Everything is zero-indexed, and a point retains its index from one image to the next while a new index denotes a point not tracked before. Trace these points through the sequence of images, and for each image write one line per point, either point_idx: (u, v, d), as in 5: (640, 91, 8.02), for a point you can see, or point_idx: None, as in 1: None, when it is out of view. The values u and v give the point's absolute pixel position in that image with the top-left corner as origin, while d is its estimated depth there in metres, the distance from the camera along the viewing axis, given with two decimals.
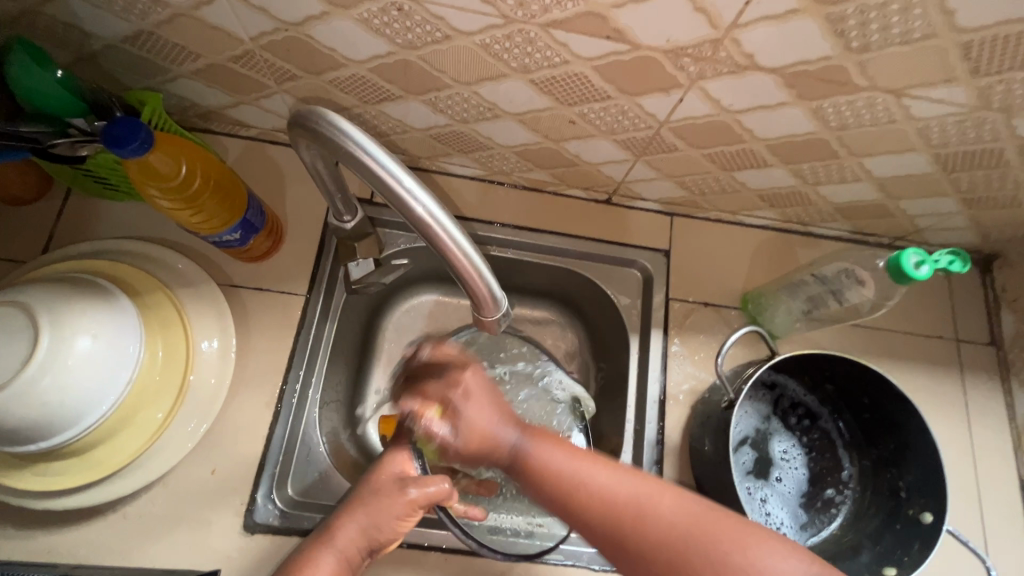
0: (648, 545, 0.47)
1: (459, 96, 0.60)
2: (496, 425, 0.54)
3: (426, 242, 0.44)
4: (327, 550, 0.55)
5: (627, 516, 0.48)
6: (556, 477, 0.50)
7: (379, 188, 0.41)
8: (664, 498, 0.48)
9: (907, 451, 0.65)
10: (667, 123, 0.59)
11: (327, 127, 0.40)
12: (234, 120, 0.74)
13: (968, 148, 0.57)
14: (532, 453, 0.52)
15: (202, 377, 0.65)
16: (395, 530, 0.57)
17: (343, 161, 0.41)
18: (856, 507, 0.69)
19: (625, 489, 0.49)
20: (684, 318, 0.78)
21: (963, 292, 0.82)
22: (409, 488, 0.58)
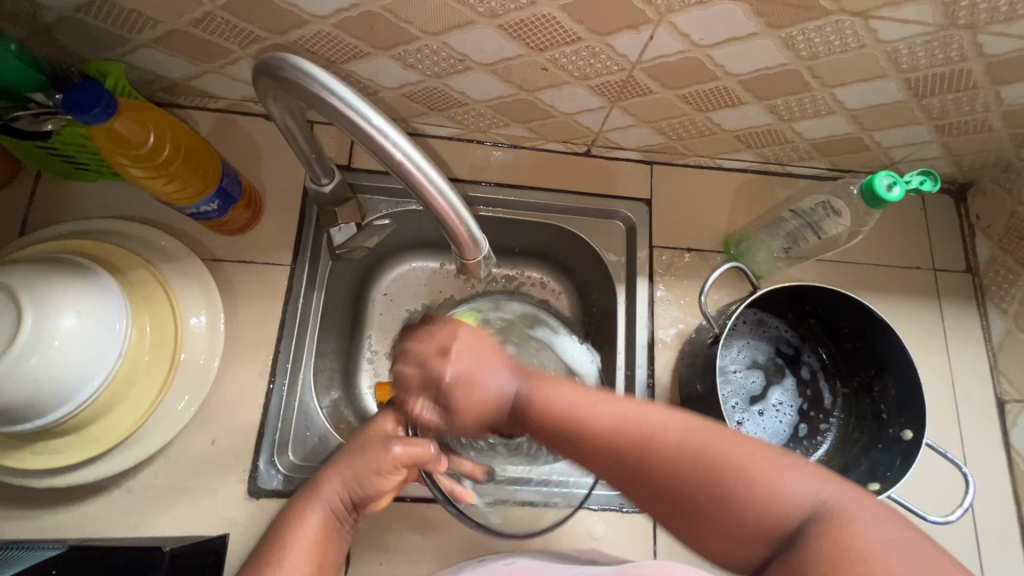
0: (652, 471, 0.43)
1: (429, 48, 0.60)
2: (489, 376, 0.51)
3: (400, 182, 0.44)
4: (314, 505, 0.53)
5: (629, 440, 0.44)
6: (556, 417, 0.48)
7: (349, 128, 0.41)
8: (655, 414, 0.45)
9: (888, 374, 0.67)
10: (640, 63, 0.59)
11: (286, 67, 0.40)
12: (202, 92, 0.72)
13: (938, 71, 0.58)
14: (534, 395, 0.49)
15: (191, 358, 0.64)
16: (383, 485, 0.55)
17: (307, 102, 0.41)
18: (841, 433, 0.71)
19: (631, 417, 0.46)
20: (668, 265, 0.79)
21: (938, 222, 0.84)
22: (394, 445, 0.55)
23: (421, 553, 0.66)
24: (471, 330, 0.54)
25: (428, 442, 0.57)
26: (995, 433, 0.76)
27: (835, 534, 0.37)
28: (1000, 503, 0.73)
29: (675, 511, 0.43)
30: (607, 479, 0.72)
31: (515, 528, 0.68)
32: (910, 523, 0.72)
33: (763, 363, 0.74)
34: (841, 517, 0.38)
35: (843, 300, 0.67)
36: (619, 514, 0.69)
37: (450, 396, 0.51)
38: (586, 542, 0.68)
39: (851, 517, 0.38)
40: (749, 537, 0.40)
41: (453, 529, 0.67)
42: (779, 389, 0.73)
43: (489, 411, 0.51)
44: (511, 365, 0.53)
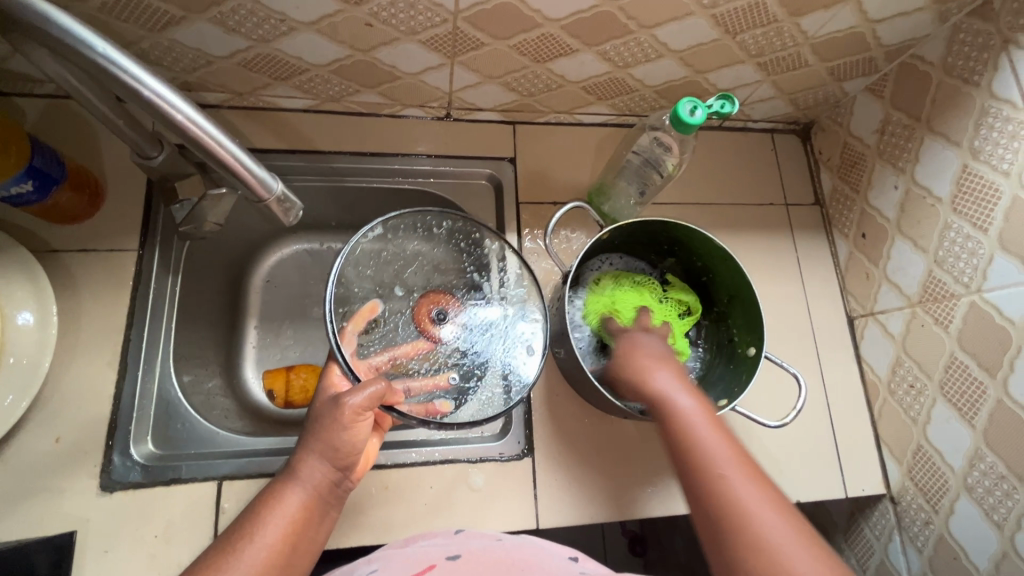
0: (746, 553, 0.45)
1: (244, 9, 0.58)
2: (663, 385, 0.57)
3: (171, 132, 0.44)
4: (293, 485, 0.55)
5: (740, 516, 0.47)
6: (704, 452, 0.51)
7: (103, 75, 0.40)
8: (741, 476, 0.49)
9: (736, 299, 0.72)
10: (459, 12, 0.60)
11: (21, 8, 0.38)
12: (22, 77, 0.68)
13: (737, 5, 0.61)
14: (670, 398, 0.56)
15: (13, 358, 0.59)
16: (352, 439, 0.57)
17: (54, 47, 0.39)
18: (706, 364, 0.74)
19: (752, 499, 0.47)
20: (536, 219, 0.81)
21: (788, 161, 0.90)
22: (345, 397, 0.55)
23: None
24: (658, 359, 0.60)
25: (375, 382, 0.57)
26: (847, 348, 0.82)
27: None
28: (854, 412, 0.79)
29: (707, 532, 0.48)
30: (488, 431, 0.73)
31: (395, 489, 0.68)
32: (775, 438, 0.76)
33: None
34: None
35: (687, 234, 0.71)
36: (498, 462, 0.70)
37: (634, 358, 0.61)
38: (466, 495, 0.68)
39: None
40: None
41: None
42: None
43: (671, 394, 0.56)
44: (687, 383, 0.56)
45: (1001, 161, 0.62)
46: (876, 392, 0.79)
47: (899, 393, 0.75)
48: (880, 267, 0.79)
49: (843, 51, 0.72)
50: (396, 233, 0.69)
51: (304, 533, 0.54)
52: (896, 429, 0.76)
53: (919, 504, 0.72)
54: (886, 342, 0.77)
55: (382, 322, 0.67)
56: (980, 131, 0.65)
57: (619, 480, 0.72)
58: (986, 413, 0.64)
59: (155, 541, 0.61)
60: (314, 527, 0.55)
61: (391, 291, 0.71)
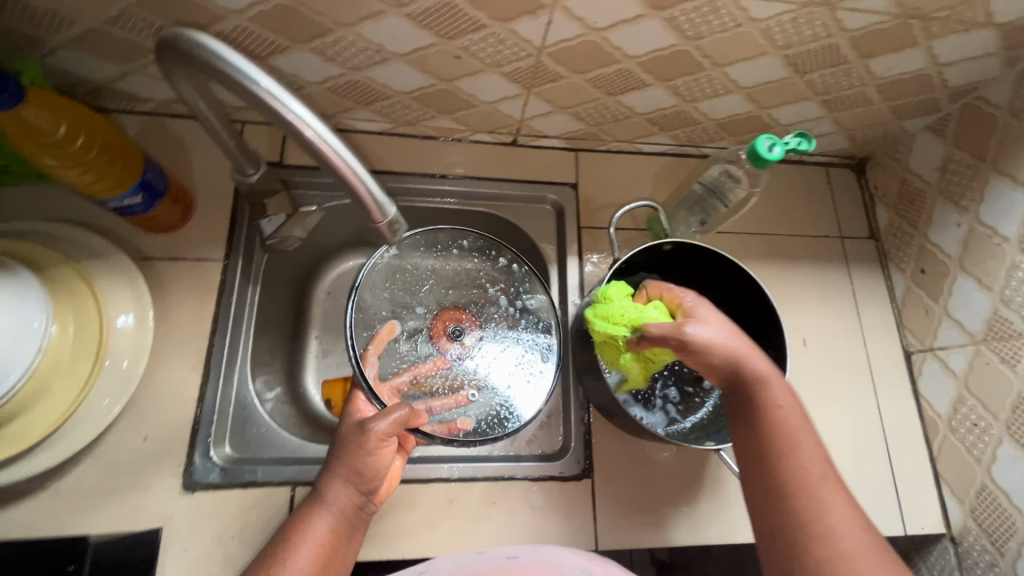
0: (802, 521, 0.48)
1: (345, 40, 0.63)
2: (749, 354, 0.53)
3: (315, 161, 0.46)
4: (322, 509, 0.58)
5: (809, 489, 0.49)
6: (785, 427, 0.52)
7: (262, 109, 0.44)
8: (817, 462, 0.51)
9: (766, 368, 0.70)
10: (545, 48, 0.63)
11: (203, 54, 0.42)
12: (127, 95, 0.73)
13: (811, 46, 0.64)
14: (756, 373, 0.53)
15: (114, 361, 0.63)
16: (376, 465, 0.60)
17: (226, 85, 0.44)
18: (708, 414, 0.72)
19: (823, 483, 0.50)
20: (596, 244, 0.83)
21: (842, 194, 0.91)
22: (370, 423, 0.59)
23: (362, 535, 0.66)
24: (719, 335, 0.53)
25: (396, 411, 0.61)
26: (904, 383, 0.82)
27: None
28: (911, 448, 0.79)
29: (767, 496, 0.51)
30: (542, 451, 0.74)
31: (457, 503, 0.69)
32: (831, 469, 0.76)
33: None
34: None
35: (747, 278, 0.69)
36: (559, 481, 0.72)
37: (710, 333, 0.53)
38: (526, 512, 0.70)
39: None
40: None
41: (394, 509, 0.68)
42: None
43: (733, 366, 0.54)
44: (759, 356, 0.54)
45: None
46: (935, 429, 0.79)
47: (960, 430, 0.75)
48: (939, 303, 0.79)
49: (908, 92, 0.74)
50: (411, 250, 0.77)
51: (334, 554, 0.57)
52: (958, 468, 0.75)
53: (983, 545, 0.71)
54: (947, 379, 0.77)
55: (400, 341, 0.76)
56: None
57: (676, 504, 0.73)
58: None
59: (232, 541, 0.63)
60: (342, 552, 0.58)
61: (411, 311, 0.79)
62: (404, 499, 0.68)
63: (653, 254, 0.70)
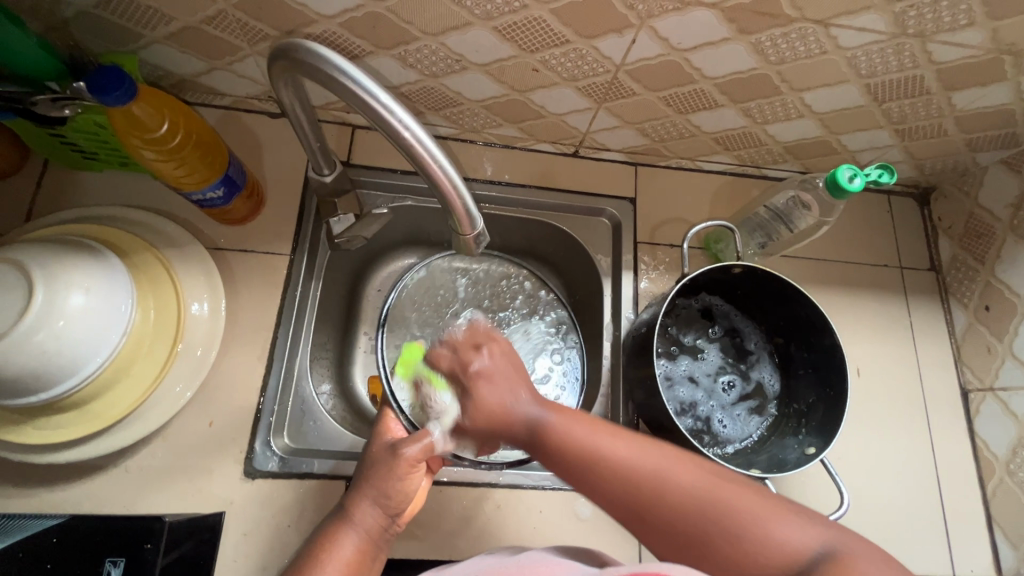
0: (672, 509, 0.47)
1: (427, 49, 0.64)
2: (510, 397, 0.56)
3: (420, 175, 0.46)
4: (347, 529, 0.56)
5: (636, 475, 0.49)
6: (574, 448, 0.51)
7: (372, 116, 0.44)
8: (651, 466, 0.49)
9: (822, 403, 0.70)
10: (624, 66, 0.64)
11: (327, 68, 0.43)
12: (208, 89, 0.75)
13: (894, 76, 0.63)
14: (552, 425, 0.53)
15: (189, 348, 0.66)
16: (404, 488, 0.59)
17: (344, 98, 0.43)
18: (759, 444, 0.72)
19: (638, 460, 0.49)
20: (652, 260, 0.83)
21: (904, 223, 0.90)
22: (402, 448, 0.59)
23: (413, 533, 0.67)
24: (494, 360, 0.59)
25: (431, 434, 0.60)
26: (959, 421, 0.80)
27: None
28: (964, 488, 0.77)
29: (655, 528, 0.48)
30: None
31: (505, 509, 0.70)
32: (881, 503, 0.75)
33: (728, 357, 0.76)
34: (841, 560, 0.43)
35: (814, 317, 0.69)
36: None
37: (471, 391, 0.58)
38: (572, 523, 0.70)
39: (857, 559, 0.43)
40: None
41: (443, 511, 0.69)
42: (738, 373, 0.76)
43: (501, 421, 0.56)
44: (529, 390, 0.57)
45: None
46: (990, 470, 0.77)
47: (1019, 474, 0.73)
48: (1003, 343, 0.77)
49: (987, 125, 0.72)
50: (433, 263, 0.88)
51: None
52: (1015, 513, 0.73)
53: None
54: (1008, 420, 0.76)
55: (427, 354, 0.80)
56: None
57: None
58: None
59: (288, 529, 0.65)
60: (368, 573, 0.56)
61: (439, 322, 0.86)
62: (453, 501, 0.69)
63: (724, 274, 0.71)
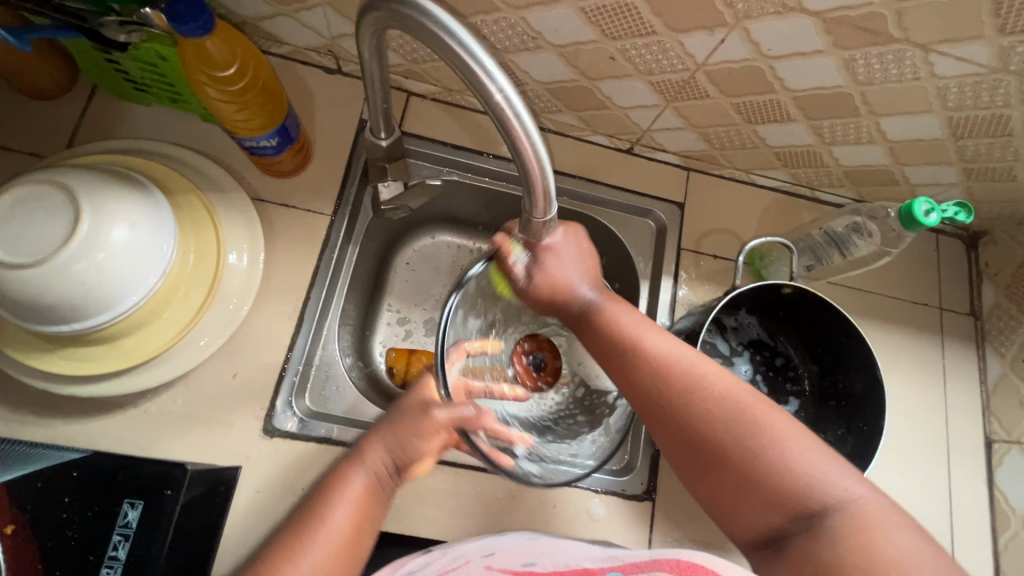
0: (704, 409, 0.51)
1: (506, 21, 0.61)
2: (575, 281, 0.60)
3: (506, 145, 0.43)
4: (357, 469, 0.56)
5: (674, 370, 0.53)
6: (623, 336, 0.57)
7: (471, 83, 0.40)
8: (717, 382, 0.52)
9: (853, 436, 0.69)
10: (705, 66, 0.61)
11: (428, 21, 0.39)
12: (268, 35, 0.73)
13: (979, 113, 0.61)
14: (607, 313, 0.59)
15: (223, 299, 0.64)
16: (422, 446, 0.57)
17: (441, 57, 0.40)
18: None
19: (687, 362, 0.54)
20: (693, 268, 0.82)
21: (949, 264, 0.88)
22: (433, 407, 0.58)
23: (425, 514, 0.67)
24: (564, 234, 0.58)
25: (465, 404, 0.59)
26: (980, 470, 0.80)
27: (858, 535, 0.43)
28: (976, 535, 0.77)
29: (694, 444, 0.51)
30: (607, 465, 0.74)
31: (519, 499, 0.69)
32: None
33: (761, 377, 0.76)
34: (863, 517, 0.44)
35: (858, 349, 0.69)
36: (620, 498, 0.71)
37: (537, 267, 0.58)
38: (585, 522, 0.69)
39: (874, 521, 0.44)
40: (765, 506, 0.48)
41: (457, 494, 0.68)
42: (726, 376, 0.75)
43: (561, 293, 0.60)
44: (595, 277, 0.62)
45: None
46: (1006, 521, 0.76)
47: None
48: None
49: None
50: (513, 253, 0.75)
51: (366, 520, 0.54)
52: None
53: None
54: None
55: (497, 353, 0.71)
56: None
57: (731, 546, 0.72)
58: None
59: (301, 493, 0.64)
60: (368, 522, 0.55)
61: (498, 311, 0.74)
62: (467, 486, 0.68)
63: (770, 289, 0.70)
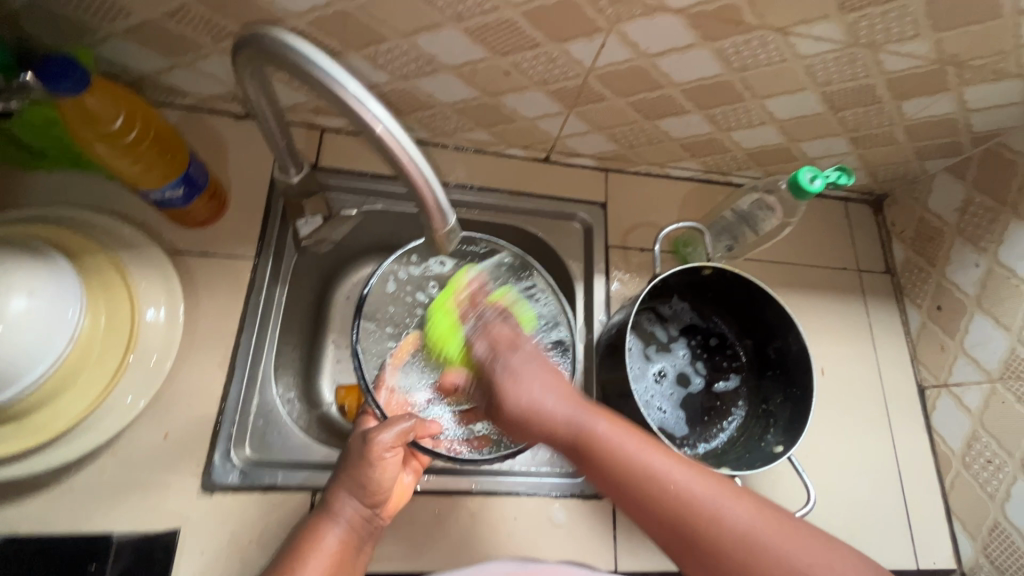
0: (661, 506, 0.50)
1: (398, 49, 0.63)
2: (542, 394, 0.55)
3: (391, 167, 0.44)
4: (330, 524, 0.56)
5: (675, 500, 0.50)
6: (613, 457, 0.52)
7: (344, 111, 0.41)
8: (725, 511, 0.49)
9: (790, 402, 0.72)
10: (594, 70, 0.65)
11: (294, 55, 0.40)
12: (170, 88, 0.73)
13: (848, 85, 0.66)
14: (593, 427, 0.53)
15: (142, 355, 0.62)
16: (380, 477, 0.58)
17: (313, 89, 0.41)
18: (729, 442, 0.74)
19: (684, 484, 0.51)
20: (623, 264, 0.84)
21: (860, 228, 0.94)
22: (375, 433, 0.58)
23: (383, 548, 0.65)
24: (524, 370, 0.56)
25: (400, 420, 0.60)
26: (918, 417, 0.83)
27: None
28: (924, 482, 0.80)
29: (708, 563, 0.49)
30: (563, 468, 0.74)
31: (478, 516, 0.68)
32: (845, 499, 0.77)
33: (701, 358, 0.78)
34: None
35: (781, 317, 0.72)
36: (580, 500, 0.71)
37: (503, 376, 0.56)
38: (548, 529, 0.69)
39: None
40: None
41: (414, 522, 0.66)
42: (667, 361, 0.77)
43: (537, 419, 0.55)
44: (569, 395, 0.56)
45: None
46: (948, 463, 0.80)
47: (974, 467, 0.76)
48: (955, 340, 0.81)
49: (933, 134, 0.76)
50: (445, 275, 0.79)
51: (344, 568, 0.56)
52: (971, 506, 0.76)
53: None
54: (961, 414, 0.79)
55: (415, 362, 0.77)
56: None
57: None
58: None
59: (248, 546, 0.61)
60: (349, 568, 0.56)
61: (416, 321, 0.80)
62: (424, 512, 0.67)
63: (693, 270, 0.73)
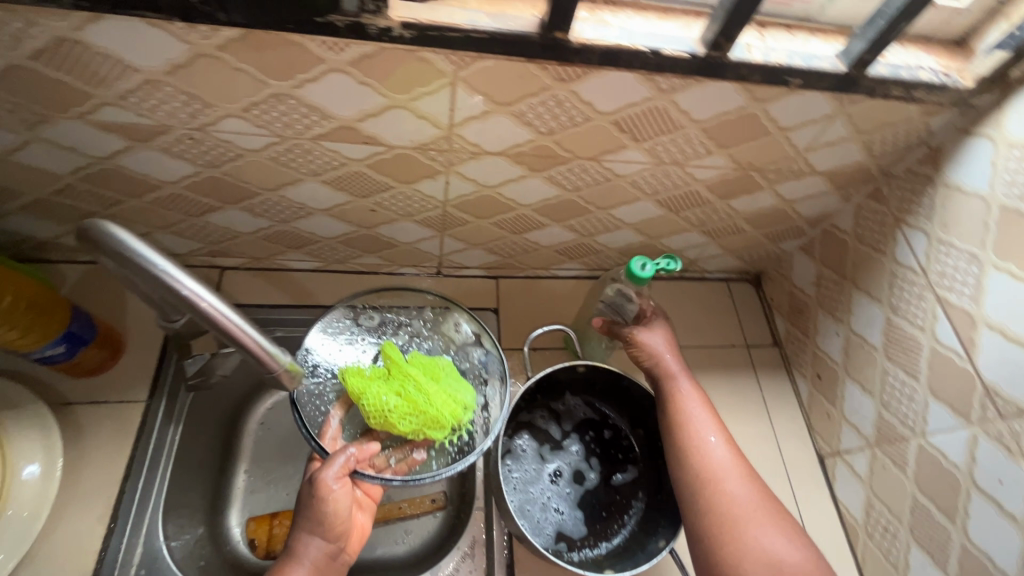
0: (682, 450, 0.68)
1: (271, 201, 0.71)
2: (678, 376, 0.74)
3: (212, 326, 0.49)
4: (293, 564, 0.58)
5: (689, 452, 0.67)
6: (671, 425, 0.70)
7: (161, 284, 0.45)
8: (730, 479, 0.65)
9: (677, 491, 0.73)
10: (448, 202, 0.73)
11: (112, 239, 0.44)
12: (71, 249, 0.79)
13: (675, 193, 0.75)
14: (683, 396, 0.72)
15: (13, 511, 0.62)
16: (334, 511, 0.60)
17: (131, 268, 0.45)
18: (627, 538, 0.74)
19: (714, 454, 0.67)
20: (517, 365, 0.88)
21: (744, 306, 1.00)
22: (319, 474, 0.60)
23: None
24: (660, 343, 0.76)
25: (340, 458, 0.61)
26: (823, 489, 0.84)
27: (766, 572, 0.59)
28: (838, 558, 0.79)
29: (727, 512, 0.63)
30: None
31: None
32: None
33: (597, 452, 0.80)
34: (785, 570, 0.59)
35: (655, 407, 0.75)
36: None
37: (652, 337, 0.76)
38: None
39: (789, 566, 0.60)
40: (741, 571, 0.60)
41: None
42: (561, 460, 0.79)
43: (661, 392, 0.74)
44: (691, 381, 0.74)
45: (916, 318, 0.71)
46: (856, 535, 0.79)
47: (877, 537, 0.76)
48: (837, 408, 0.84)
49: (772, 222, 0.85)
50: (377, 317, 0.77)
51: None
52: None
53: None
54: (856, 483, 0.80)
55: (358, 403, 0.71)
56: (895, 291, 0.74)
57: None
58: (956, 560, 0.66)
59: None
60: None
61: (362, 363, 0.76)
62: None
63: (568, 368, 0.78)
